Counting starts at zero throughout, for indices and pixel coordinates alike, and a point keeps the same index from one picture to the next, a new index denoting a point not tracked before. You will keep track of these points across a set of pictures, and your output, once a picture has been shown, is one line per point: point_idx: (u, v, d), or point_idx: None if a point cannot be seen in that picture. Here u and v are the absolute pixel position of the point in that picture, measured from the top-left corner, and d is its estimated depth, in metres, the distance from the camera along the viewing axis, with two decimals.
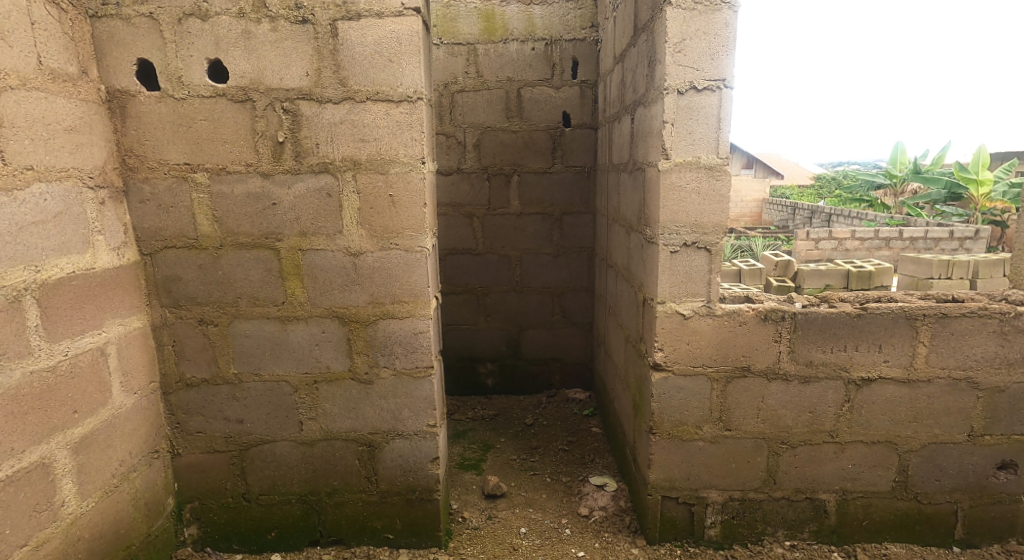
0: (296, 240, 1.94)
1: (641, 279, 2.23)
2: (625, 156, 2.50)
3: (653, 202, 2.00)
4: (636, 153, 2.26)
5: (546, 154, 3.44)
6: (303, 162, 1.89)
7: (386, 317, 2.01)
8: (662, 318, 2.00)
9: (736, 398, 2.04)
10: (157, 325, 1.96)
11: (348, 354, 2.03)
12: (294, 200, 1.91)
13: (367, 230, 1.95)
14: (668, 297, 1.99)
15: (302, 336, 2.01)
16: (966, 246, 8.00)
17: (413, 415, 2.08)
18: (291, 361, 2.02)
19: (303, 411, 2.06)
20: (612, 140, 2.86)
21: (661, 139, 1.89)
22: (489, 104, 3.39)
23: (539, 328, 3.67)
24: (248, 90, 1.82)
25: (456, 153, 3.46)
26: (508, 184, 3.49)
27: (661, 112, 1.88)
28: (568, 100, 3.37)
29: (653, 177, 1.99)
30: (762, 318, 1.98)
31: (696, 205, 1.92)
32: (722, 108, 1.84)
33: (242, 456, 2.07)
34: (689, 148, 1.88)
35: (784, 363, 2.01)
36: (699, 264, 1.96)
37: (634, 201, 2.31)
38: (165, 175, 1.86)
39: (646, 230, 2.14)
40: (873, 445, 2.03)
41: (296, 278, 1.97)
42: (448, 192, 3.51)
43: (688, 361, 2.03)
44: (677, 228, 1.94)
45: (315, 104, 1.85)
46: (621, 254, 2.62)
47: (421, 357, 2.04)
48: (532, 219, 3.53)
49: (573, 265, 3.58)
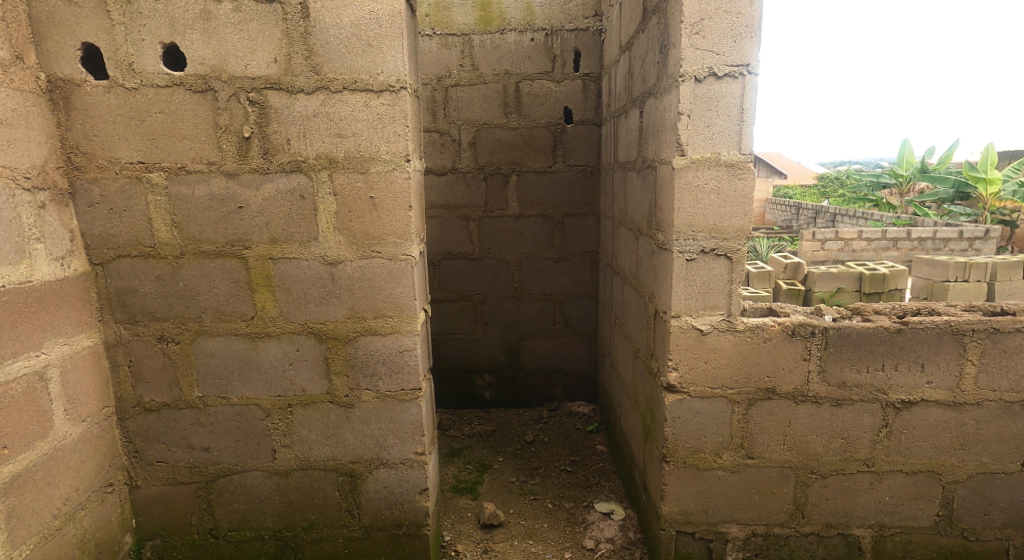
0: (266, 247, 1.73)
1: (652, 289, 2.02)
2: (633, 153, 2.29)
3: (667, 204, 1.79)
4: (646, 151, 2.05)
5: (546, 153, 3.24)
6: (272, 160, 1.68)
7: (368, 333, 1.81)
8: (676, 333, 1.79)
9: (760, 423, 1.83)
10: (110, 343, 1.75)
11: (326, 375, 1.82)
12: (263, 203, 1.70)
13: (345, 236, 1.74)
14: (682, 310, 1.78)
15: (274, 355, 1.80)
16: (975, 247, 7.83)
17: (398, 441, 1.87)
18: (262, 383, 1.81)
19: (276, 437, 1.85)
20: (618, 137, 2.66)
21: (675, 133, 1.68)
22: (485, 100, 3.18)
23: (539, 337, 3.46)
24: (208, 78, 1.61)
25: (450, 152, 3.25)
26: (506, 185, 3.28)
27: (676, 103, 1.66)
28: (569, 94, 3.16)
29: (666, 177, 1.78)
30: (789, 334, 1.77)
31: (716, 207, 1.70)
32: (745, 97, 1.63)
33: (208, 487, 1.86)
34: (707, 143, 1.66)
35: (814, 385, 1.79)
36: (718, 273, 1.75)
37: (644, 203, 2.10)
38: (116, 175, 1.65)
39: (657, 235, 1.92)
40: (914, 475, 1.82)
41: (266, 290, 1.76)
42: (442, 194, 3.30)
43: (705, 382, 1.82)
44: (693, 234, 1.73)
45: (285, 94, 1.64)
46: (629, 258, 2.41)
47: (408, 378, 1.84)
48: (532, 222, 3.32)
49: (576, 271, 3.37)
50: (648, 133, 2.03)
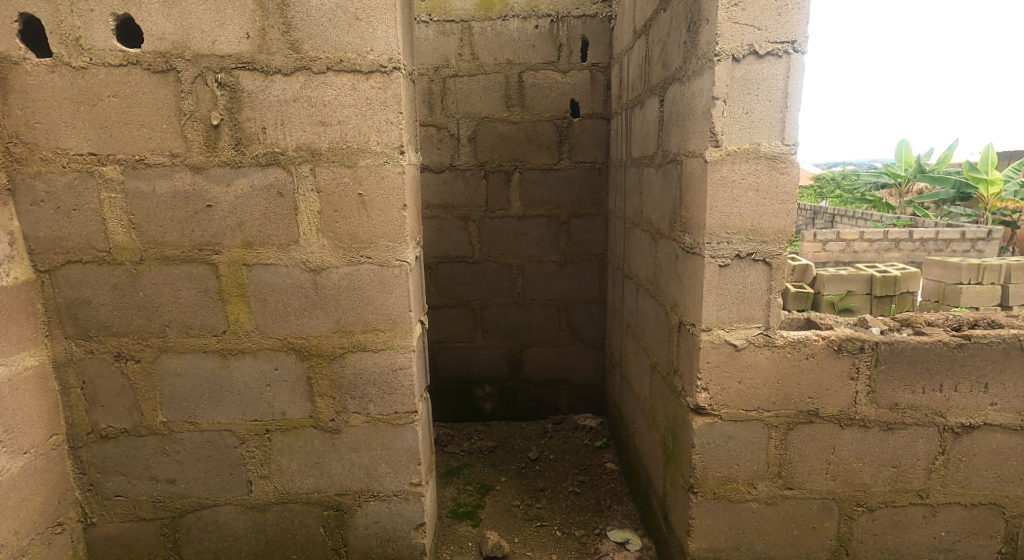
0: (238, 252, 1.51)
1: (675, 298, 1.81)
2: (651, 147, 2.08)
3: (696, 203, 1.58)
4: (669, 145, 1.84)
5: (551, 148, 3.03)
6: (244, 152, 1.45)
7: (357, 350, 1.59)
8: (707, 349, 1.58)
9: (800, 449, 1.62)
10: (60, 362, 1.52)
11: (309, 398, 1.60)
12: (235, 201, 1.48)
13: (331, 239, 1.53)
14: (714, 323, 1.57)
15: (249, 375, 1.58)
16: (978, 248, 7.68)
17: (391, 471, 1.65)
18: (236, 407, 1.59)
19: (252, 468, 1.63)
20: (631, 131, 2.46)
21: (708, 120, 1.47)
22: (486, 92, 2.97)
23: (543, 346, 3.25)
24: (169, 57, 1.39)
25: (448, 148, 3.04)
26: (508, 183, 3.07)
27: (710, 86, 1.46)
28: (576, 86, 2.96)
29: (696, 172, 1.57)
30: (836, 350, 1.56)
31: (754, 206, 1.50)
32: (790, 79, 1.42)
33: (174, 524, 1.64)
34: (745, 132, 1.46)
35: (863, 407, 1.58)
36: (755, 281, 1.55)
37: (666, 202, 1.89)
38: (63, 169, 1.42)
39: (683, 238, 1.72)
40: (973, 508, 1.61)
41: (240, 301, 1.54)
42: (440, 193, 3.09)
43: (739, 404, 1.61)
44: (727, 236, 1.52)
45: (259, 76, 1.42)
46: (646, 263, 2.20)
47: (402, 400, 1.62)
48: (536, 222, 3.11)
49: (582, 276, 3.17)
50: (671, 125, 1.82)
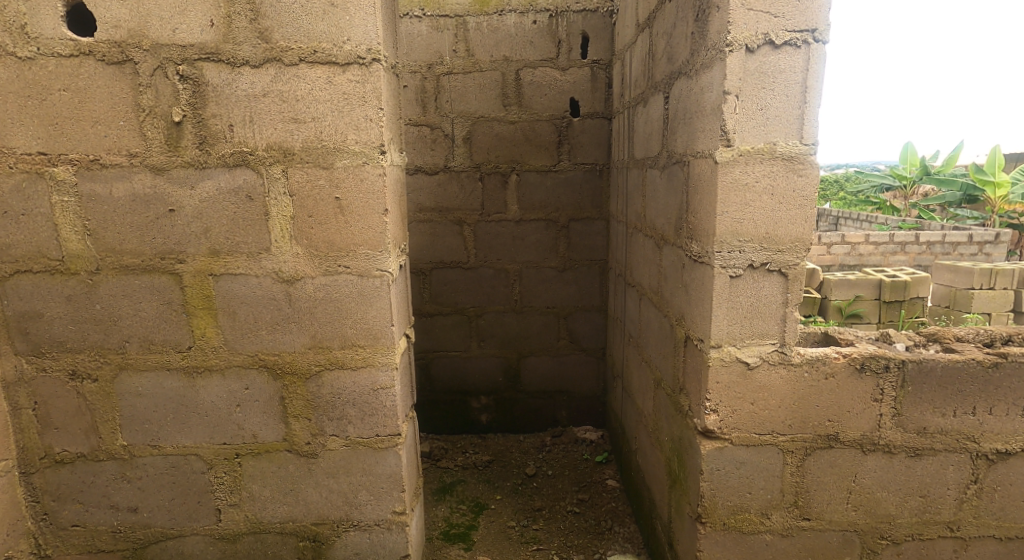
0: (204, 261, 1.38)
1: (681, 310, 1.68)
2: (655, 147, 1.95)
3: (705, 207, 1.44)
4: (674, 145, 1.71)
5: (550, 149, 2.90)
6: (209, 152, 1.33)
7: (335, 368, 1.46)
8: (717, 368, 1.45)
9: (818, 477, 1.49)
10: (9, 382, 1.40)
11: (282, 419, 1.47)
12: (200, 206, 1.35)
13: (305, 247, 1.40)
14: (724, 340, 1.43)
15: (217, 395, 1.45)
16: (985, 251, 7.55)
17: (373, 499, 1.52)
18: (203, 429, 1.46)
19: (221, 495, 1.50)
20: (634, 131, 2.33)
21: (719, 117, 1.34)
22: (482, 91, 2.84)
23: (541, 355, 3.12)
24: (125, 46, 1.26)
25: (442, 149, 2.91)
26: (505, 186, 2.94)
27: (721, 80, 1.32)
28: (576, 84, 2.83)
29: (704, 174, 1.44)
30: (858, 369, 1.42)
31: (768, 212, 1.36)
32: (809, 72, 1.29)
33: (137, 556, 1.51)
34: (759, 130, 1.32)
35: (887, 431, 1.45)
36: (769, 294, 1.41)
37: (671, 206, 1.76)
38: (9, 170, 1.30)
39: (690, 245, 1.58)
40: (1006, 542, 1.48)
41: (206, 314, 1.41)
42: (434, 196, 2.96)
43: (751, 427, 1.47)
44: (740, 245, 1.38)
45: (224, 68, 1.29)
46: (650, 271, 2.07)
47: (385, 422, 1.49)
48: (534, 226, 2.98)
49: (582, 282, 3.04)
50: (676, 124, 1.69)
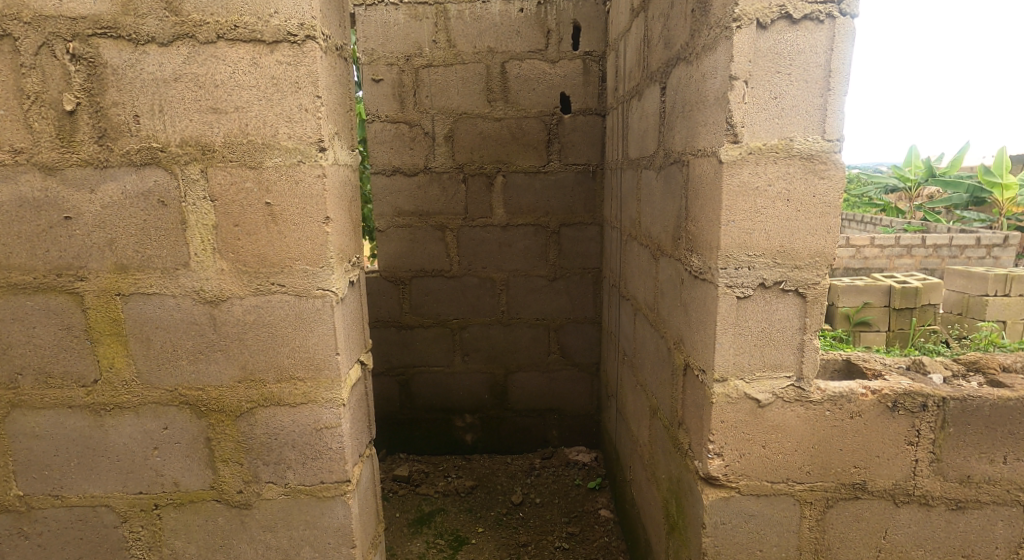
0: (109, 279, 1.16)
1: (679, 331, 1.46)
2: (650, 145, 1.73)
3: (707, 214, 1.22)
4: (672, 142, 1.49)
5: (539, 149, 2.69)
6: (111, 147, 1.11)
7: (270, 404, 1.24)
8: (721, 404, 1.22)
9: (842, 533, 1.26)
10: None
11: (208, 464, 1.25)
12: (102, 212, 1.13)
13: (232, 262, 1.18)
14: (730, 371, 1.21)
15: (130, 436, 1.22)
16: (994, 253, 7.30)
17: (318, 556, 1.30)
18: (113, 476, 1.24)
19: (139, 552, 1.28)
20: (628, 129, 2.10)
21: (724, 106, 1.11)
22: (464, 85, 2.63)
23: (530, 370, 2.92)
24: (3, 19, 1.05)
25: (422, 149, 2.71)
26: (490, 189, 2.74)
27: (726, 62, 1.10)
28: (566, 77, 2.62)
29: (706, 175, 1.22)
30: (889, 408, 1.20)
31: (784, 221, 1.13)
32: (834, 52, 1.06)
33: None
34: (772, 123, 1.10)
35: (924, 480, 1.22)
36: (784, 318, 1.19)
37: (668, 212, 1.54)
38: None
39: (689, 258, 1.37)
40: None
41: (114, 342, 1.19)
42: (414, 199, 2.76)
43: (763, 474, 1.25)
44: (749, 260, 1.16)
45: (125, 46, 1.07)
46: (646, 283, 1.84)
47: (330, 467, 1.27)
48: (521, 232, 2.77)
49: (574, 292, 2.83)
50: (674, 119, 1.48)
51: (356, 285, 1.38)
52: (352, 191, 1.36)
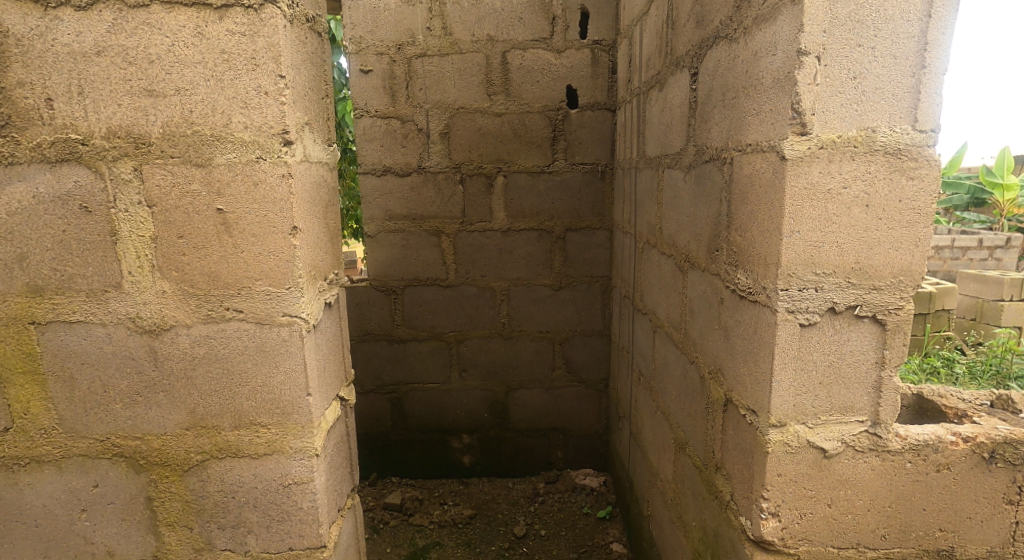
0: (22, 304, 0.93)
1: (716, 358, 1.25)
2: (676, 140, 1.52)
3: (762, 223, 1.00)
4: (707, 137, 1.28)
5: (544, 147, 2.50)
6: (18, 139, 0.88)
7: (225, 455, 1.01)
8: (778, 454, 1.01)
9: None
10: None
11: (150, 529, 1.02)
12: (9, 221, 0.90)
13: (176, 282, 0.95)
14: (790, 415, 0.99)
15: (51, 495, 0.99)
16: (997, 256, 7.12)
17: None
18: (32, 545, 1.01)
19: None
20: (645, 125, 1.89)
21: (789, 89, 0.89)
22: (461, 77, 2.41)
23: (534, 388, 2.72)
24: None
25: (416, 146, 2.49)
26: (490, 190, 2.53)
27: (794, 32, 0.87)
28: (573, 69, 2.41)
29: (759, 174, 1.00)
30: (985, 459, 0.98)
31: (862, 231, 0.91)
32: (932, 20, 0.84)
33: None
34: (850, 110, 0.87)
35: (1022, 545, 1.01)
36: (858, 350, 0.96)
37: (702, 219, 1.32)
38: None
39: (732, 274, 1.16)
40: None
41: (30, 381, 0.96)
42: (407, 202, 2.54)
43: (827, 538, 1.03)
44: (816, 279, 0.94)
45: (34, 11, 0.84)
46: (669, 298, 1.64)
47: (302, 531, 1.05)
48: (524, 237, 2.58)
49: (581, 303, 2.64)
50: (710, 109, 1.26)
51: (333, 307, 1.15)
52: (328, 194, 1.13)
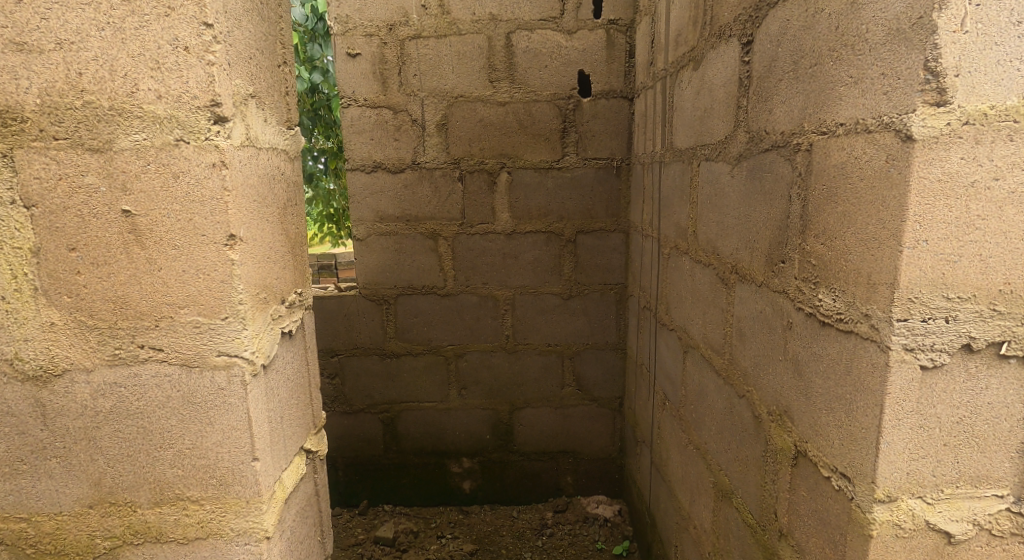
0: None
1: (777, 395, 1.01)
2: (722, 127, 1.27)
3: (865, 229, 0.75)
4: (772, 121, 1.03)
5: (553, 140, 2.27)
6: None
7: (142, 539, 0.84)
8: (887, 538, 0.75)
9: None
10: None
11: None
12: None
13: (69, 310, 0.77)
14: (903, 487, 0.74)
15: None
16: None
17: None
18: None
19: None
20: (675, 112, 1.65)
21: (920, 42, 0.64)
22: (460, 61, 2.17)
23: (541, 407, 2.51)
24: None
25: (410, 140, 2.25)
26: (493, 189, 2.30)
27: None
28: (586, 53, 2.18)
29: (861, 163, 0.76)
30: None
31: (1019, 241, 0.66)
32: None
33: None
34: (1008, 69, 0.63)
35: None
36: (1003, 400, 0.70)
37: (761, 222, 1.08)
38: None
39: (803, 294, 0.92)
40: None
41: None
42: (400, 202, 2.30)
43: None
44: (947, 306, 0.69)
45: None
46: (704, 314, 1.42)
47: None
48: (531, 240, 2.35)
49: (593, 313, 2.42)
50: (774, 86, 1.02)
51: (296, 335, 0.96)
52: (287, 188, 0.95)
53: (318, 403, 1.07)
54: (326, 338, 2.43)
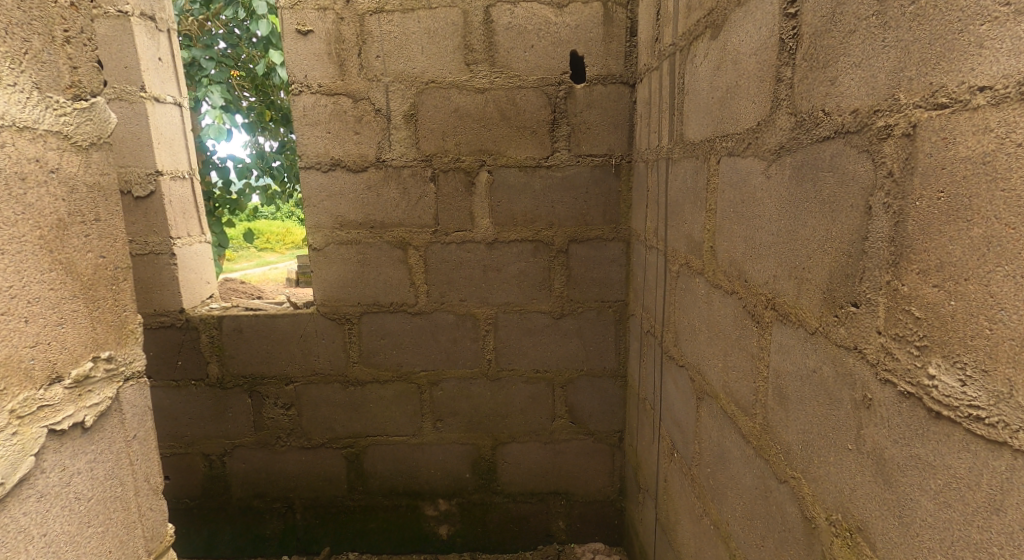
0: None
1: (840, 499, 0.70)
2: (754, 109, 0.94)
3: None
4: (840, 96, 0.70)
5: (540, 134, 1.94)
6: None
7: None
8: None
9: None
10: None
11: None
12: None
13: None
14: None
15: None
16: None
17: None
18: None
19: None
20: (686, 95, 1.33)
21: None
22: (431, 40, 1.87)
23: (528, 441, 2.19)
24: None
25: (373, 133, 1.95)
26: (471, 190, 1.98)
27: None
28: (579, 30, 1.87)
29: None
30: None
31: None
32: None
33: None
34: None
35: None
36: None
37: (814, 243, 0.75)
38: None
39: (885, 362, 0.61)
40: None
41: None
42: (363, 206, 2.00)
43: None
44: None
45: None
46: (725, 356, 1.10)
47: None
48: (515, 251, 2.03)
49: (588, 335, 2.10)
50: (841, 42, 0.69)
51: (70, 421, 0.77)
52: (59, 181, 0.77)
53: (151, 517, 0.94)
54: (280, 363, 2.11)
